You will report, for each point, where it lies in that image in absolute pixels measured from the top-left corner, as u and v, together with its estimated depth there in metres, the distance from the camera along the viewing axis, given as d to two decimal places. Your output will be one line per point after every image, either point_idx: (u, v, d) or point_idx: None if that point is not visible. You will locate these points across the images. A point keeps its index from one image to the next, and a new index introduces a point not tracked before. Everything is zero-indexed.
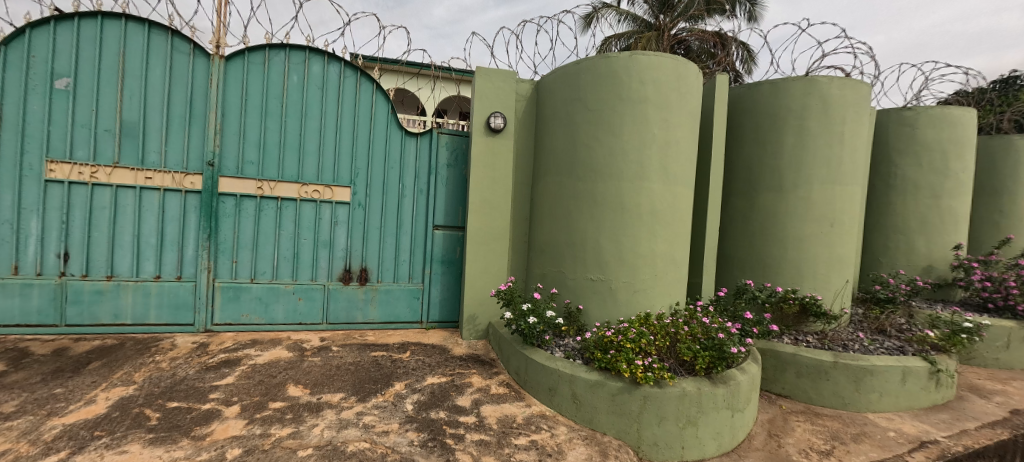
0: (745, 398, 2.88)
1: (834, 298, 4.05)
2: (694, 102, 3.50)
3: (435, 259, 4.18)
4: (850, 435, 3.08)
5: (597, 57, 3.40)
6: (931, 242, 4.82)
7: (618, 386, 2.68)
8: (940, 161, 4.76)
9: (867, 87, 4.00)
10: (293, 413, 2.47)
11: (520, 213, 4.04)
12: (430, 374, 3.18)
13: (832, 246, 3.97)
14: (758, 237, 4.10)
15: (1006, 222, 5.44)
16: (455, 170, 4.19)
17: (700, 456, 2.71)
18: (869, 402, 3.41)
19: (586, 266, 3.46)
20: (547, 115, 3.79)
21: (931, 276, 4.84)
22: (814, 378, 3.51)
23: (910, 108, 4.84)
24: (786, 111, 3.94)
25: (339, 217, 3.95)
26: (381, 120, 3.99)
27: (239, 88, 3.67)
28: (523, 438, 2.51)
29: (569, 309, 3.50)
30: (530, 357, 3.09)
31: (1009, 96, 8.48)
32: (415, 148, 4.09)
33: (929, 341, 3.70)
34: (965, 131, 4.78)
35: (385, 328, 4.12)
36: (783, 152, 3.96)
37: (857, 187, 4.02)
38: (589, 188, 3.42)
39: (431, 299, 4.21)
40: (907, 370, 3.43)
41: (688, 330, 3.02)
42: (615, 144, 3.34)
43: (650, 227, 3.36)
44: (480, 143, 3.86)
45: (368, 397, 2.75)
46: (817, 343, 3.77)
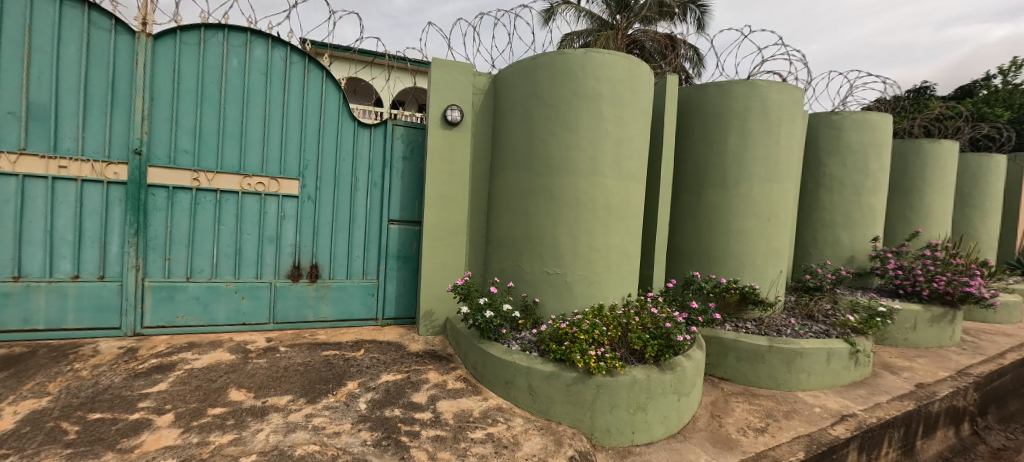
0: (690, 382, 3.04)
1: (770, 287, 4.36)
2: (645, 101, 3.61)
3: (391, 255, 4.08)
4: (782, 413, 3.34)
5: (553, 53, 3.43)
6: (853, 235, 5.29)
7: (572, 376, 2.75)
8: (861, 162, 5.22)
9: (801, 92, 4.30)
10: (235, 419, 2.33)
11: (478, 208, 4.01)
12: (385, 372, 3.11)
13: (769, 239, 4.26)
14: (705, 231, 4.32)
15: (914, 217, 6.06)
16: (411, 164, 4.09)
17: (649, 440, 2.84)
18: (799, 382, 3.72)
19: (543, 260, 3.50)
20: (504, 110, 3.78)
21: (853, 266, 5.33)
22: (752, 362, 3.77)
23: (838, 112, 5.25)
24: (730, 112, 4.17)
25: (286, 211, 3.75)
26: (331, 110, 3.82)
27: (170, 70, 3.38)
28: (479, 431, 2.52)
29: (526, 303, 3.54)
30: (487, 351, 3.10)
31: (920, 105, 9.44)
32: (368, 140, 3.95)
33: (850, 325, 4.08)
34: (882, 134, 5.26)
35: (338, 326, 3.99)
36: (726, 151, 4.19)
37: (792, 184, 4.33)
38: (545, 183, 3.45)
39: (386, 296, 4.11)
40: (831, 352, 3.76)
41: (638, 321, 3.16)
42: (571, 140, 3.40)
43: (603, 221, 3.45)
44: (436, 136, 3.80)
45: (318, 398, 2.64)
46: (754, 329, 4.05)
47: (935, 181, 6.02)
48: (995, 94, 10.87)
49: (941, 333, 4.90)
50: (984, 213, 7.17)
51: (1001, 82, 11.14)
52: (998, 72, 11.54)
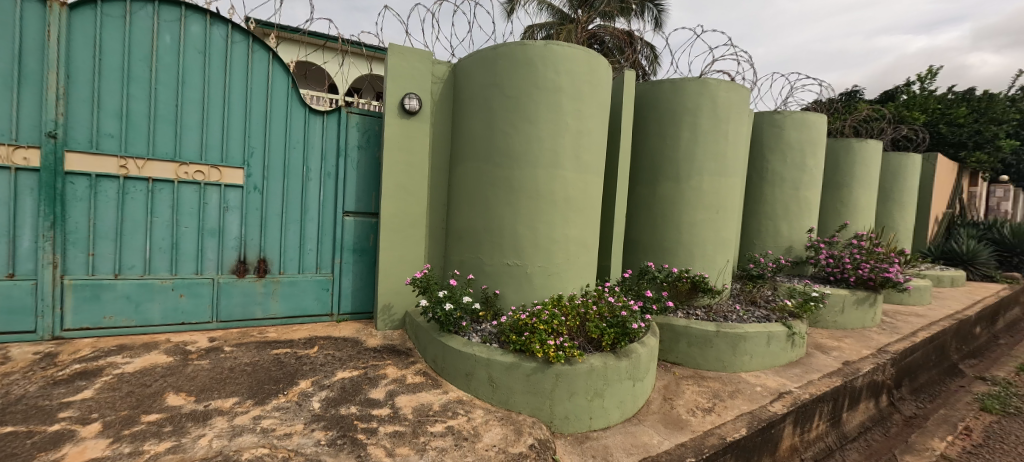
0: (644, 368, 3.16)
1: (718, 276, 4.59)
2: (604, 95, 3.66)
3: (346, 248, 3.93)
4: (727, 393, 3.55)
5: (513, 43, 3.40)
6: (792, 226, 5.67)
7: (531, 365, 2.78)
8: (800, 158, 5.58)
9: (747, 91, 4.52)
10: (173, 426, 2.18)
11: (437, 200, 3.93)
12: (340, 369, 3.01)
13: (718, 231, 4.48)
14: (659, 223, 4.48)
15: (844, 210, 6.58)
16: (366, 153, 3.94)
17: (605, 425, 2.93)
18: (743, 364, 3.96)
19: (503, 252, 3.50)
20: (464, 100, 3.71)
21: (791, 255, 5.72)
22: (701, 346, 3.97)
23: (779, 111, 5.57)
24: (683, 109, 4.31)
25: (230, 202, 3.52)
26: (279, 95, 3.61)
27: (90, 45, 3.06)
28: (439, 425, 2.50)
29: (486, 295, 3.53)
30: (447, 344, 3.07)
31: (852, 107, 10.23)
32: (320, 128, 3.77)
33: (787, 309, 4.39)
34: (818, 133, 5.64)
35: (290, 323, 3.81)
36: (679, 146, 4.35)
37: (739, 179, 4.56)
38: (506, 174, 3.44)
39: (342, 290, 3.97)
40: (771, 334, 4.02)
41: (596, 310, 3.24)
42: (532, 131, 3.39)
43: (563, 213, 3.48)
44: (394, 125, 3.68)
45: (268, 399, 2.52)
46: (704, 315, 4.26)
47: (862, 177, 6.55)
48: (913, 99, 11.96)
49: (865, 315, 5.37)
50: (902, 207, 7.90)
51: (919, 88, 12.25)
52: (917, 79, 12.67)
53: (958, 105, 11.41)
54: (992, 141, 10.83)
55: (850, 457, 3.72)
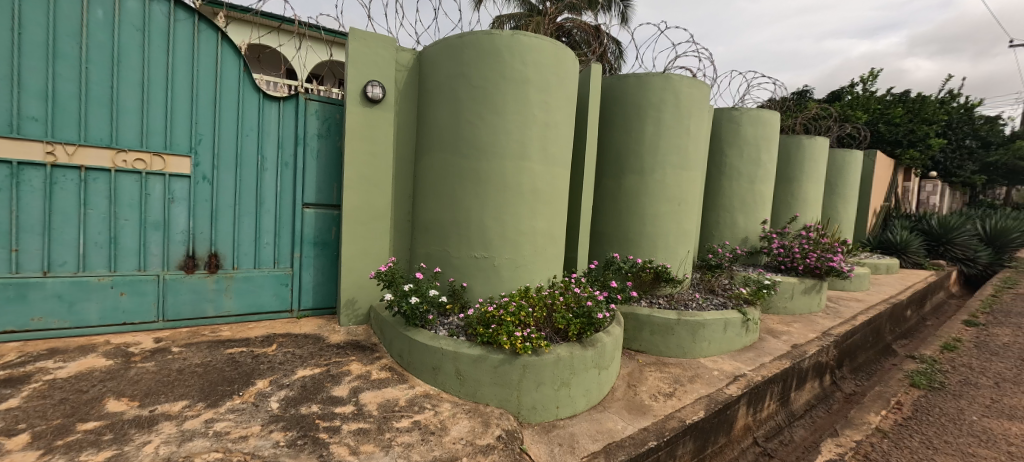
0: (609, 356, 3.22)
1: (680, 266, 4.75)
2: (570, 87, 3.66)
3: (305, 241, 3.78)
4: (687, 378, 3.69)
5: (480, 32, 3.33)
6: (747, 218, 5.93)
7: (499, 358, 2.78)
8: (756, 153, 5.83)
9: (708, 87, 4.65)
10: (114, 433, 2.03)
11: (403, 191, 3.83)
12: (301, 366, 2.90)
13: (680, 222, 4.63)
14: (624, 215, 4.57)
15: (795, 203, 6.95)
16: (327, 142, 3.78)
17: (572, 413, 2.98)
18: (701, 349, 4.12)
19: (470, 244, 3.47)
20: (429, 89, 3.62)
21: (746, 246, 5.99)
22: (663, 334, 4.10)
23: (737, 108, 5.78)
24: (647, 103, 4.39)
25: (175, 193, 3.30)
26: (230, 79, 3.39)
27: (6, 18, 2.76)
28: (405, 420, 2.46)
29: (453, 288, 3.49)
30: (414, 339, 3.01)
31: (802, 106, 10.79)
32: (276, 115, 3.59)
33: (742, 296, 4.60)
34: (772, 129, 5.89)
35: (245, 321, 3.63)
36: (643, 140, 4.43)
37: (699, 172, 4.71)
38: (472, 165, 3.39)
39: (302, 285, 3.82)
40: (728, 321, 4.21)
41: (562, 301, 3.28)
42: (499, 123, 3.36)
43: (530, 205, 3.48)
44: (355, 113, 3.54)
45: (221, 401, 2.39)
46: (666, 304, 4.41)
47: (811, 172, 6.93)
48: (857, 99, 12.74)
49: (812, 301, 5.72)
50: (846, 200, 8.43)
51: (862, 89, 13.07)
52: (860, 81, 13.50)
53: (895, 106, 12.26)
54: (924, 139, 11.73)
55: (798, 433, 3.97)
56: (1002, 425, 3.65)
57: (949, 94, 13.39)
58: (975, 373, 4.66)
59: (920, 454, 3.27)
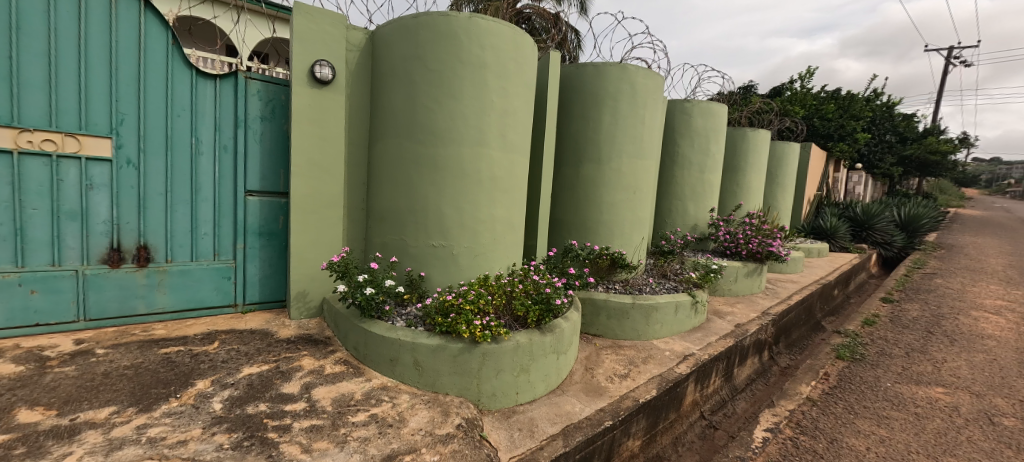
0: (567, 341, 3.28)
1: (634, 252, 4.91)
2: (529, 73, 3.62)
3: (249, 231, 3.56)
4: (641, 359, 3.83)
5: (435, 14, 3.21)
6: (697, 206, 6.21)
7: (458, 347, 2.76)
8: (706, 144, 6.07)
9: (662, 79, 4.77)
10: (28, 446, 1.84)
11: (356, 178, 3.67)
12: (247, 364, 2.75)
13: (635, 209, 4.76)
14: (583, 203, 4.63)
15: (740, 191, 7.34)
16: (271, 125, 3.55)
17: (531, 398, 3.02)
18: (654, 331, 4.30)
19: (427, 233, 3.39)
20: (383, 72, 3.46)
21: (696, 232, 6.28)
22: (619, 318, 4.22)
23: (688, 100, 5.97)
24: (605, 93, 4.44)
25: (94, 178, 2.98)
26: (156, 53, 3.09)
27: None
28: (361, 414, 2.39)
29: (411, 277, 3.42)
30: (370, 331, 2.92)
31: (748, 100, 11.36)
32: (212, 95, 3.32)
33: (692, 280, 4.83)
34: (721, 120, 6.15)
35: (183, 317, 3.38)
36: (601, 129, 4.49)
37: (653, 161, 4.85)
38: (429, 152, 3.30)
39: (246, 278, 3.60)
40: (679, 303, 4.39)
41: (521, 288, 3.29)
42: (456, 108, 3.28)
43: (489, 193, 3.44)
44: (303, 94, 3.33)
45: (155, 405, 2.22)
46: (621, 289, 4.55)
47: (755, 163, 7.33)
48: (795, 95, 13.59)
49: (755, 283, 6.08)
50: (784, 189, 9.01)
51: (800, 86, 13.96)
52: (799, 78, 14.38)
53: (828, 102, 13.19)
54: (852, 134, 12.73)
55: (740, 405, 4.24)
56: (911, 390, 4.08)
57: (873, 93, 14.56)
58: (890, 344, 5.17)
59: (843, 419, 3.59)
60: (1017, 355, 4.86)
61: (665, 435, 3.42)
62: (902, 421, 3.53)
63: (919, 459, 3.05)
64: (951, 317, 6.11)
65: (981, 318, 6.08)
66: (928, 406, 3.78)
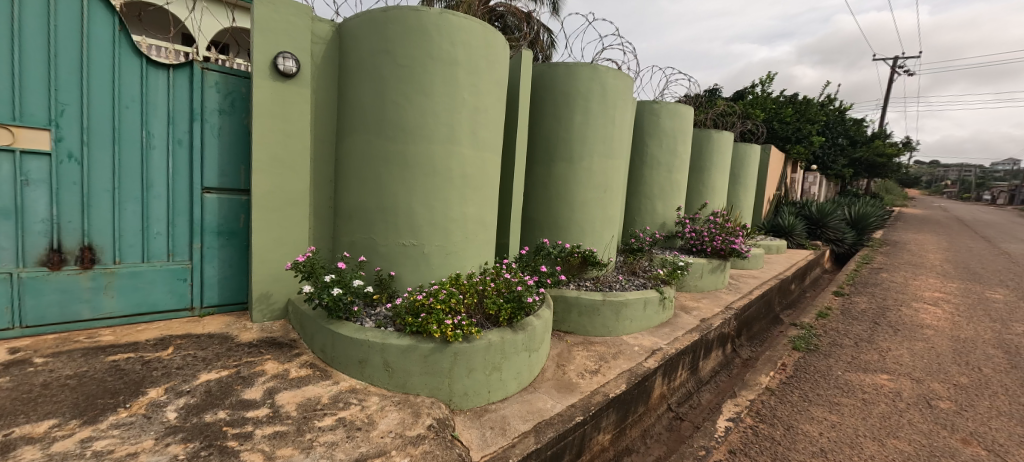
0: (539, 339, 3.29)
1: (605, 250, 4.99)
2: (500, 72, 3.61)
3: (207, 230, 3.39)
4: (611, 355, 3.90)
5: (405, 8, 3.15)
6: (664, 204, 6.39)
7: (429, 346, 2.72)
8: (673, 144, 6.23)
9: (632, 80, 4.86)
10: None
11: (323, 174, 3.56)
12: (205, 370, 2.62)
13: (605, 208, 4.83)
14: (554, 202, 4.66)
15: (705, 191, 7.59)
16: (230, 119, 3.39)
17: (503, 396, 3.02)
18: (624, 327, 4.38)
19: (397, 232, 3.33)
20: (351, 66, 3.37)
21: (664, 230, 6.48)
22: (589, 314, 4.28)
23: (657, 101, 6.10)
24: (576, 92, 4.47)
25: (31, 173, 2.76)
26: (102, 40, 2.89)
27: None
28: (328, 418, 2.32)
29: (380, 277, 3.35)
30: (337, 332, 2.84)
31: (713, 103, 11.76)
32: (165, 86, 3.14)
33: (659, 277, 4.96)
34: (687, 121, 6.32)
35: (133, 322, 3.19)
36: (572, 128, 4.52)
37: (623, 160, 4.93)
38: (399, 149, 3.24)
39: (204, 280, 3.43)
40: (647, 299, 4.49)
41: (493, 286, 3.29)
42: (427, 105, 3.23)
43: (460, 191, 3.41)
44: (265, 87, 3.20)
45: (101, 416, 2.08)
46: (592, 286, 4.61)
47: (719, 163, 7.58)
48: (756, 99, 14.16)
49: (719, 279, 6.30)
50: (746, 188, 9.38)
51: (760, 90, 14.56)
52: (759, 82, 14.97)
53: (786, 106, 13.83)
54: (808, 136, 13.39)
55: (705, 397, 4.39)
56: (860, 377, 4.34)
57: (827, 98, 15.35)
58: (841, 335, 5.47)
59: (799, 407, 3.77)
60: (951, 342, 5.25)
61: (633, 428, 3.49)
62: (851, 407, 3.74)
63: (867, 442, 3.24)
64: (895, 309, 6.53)
65: (921, 309, 6.53)
66: (874, 392, 4.03)
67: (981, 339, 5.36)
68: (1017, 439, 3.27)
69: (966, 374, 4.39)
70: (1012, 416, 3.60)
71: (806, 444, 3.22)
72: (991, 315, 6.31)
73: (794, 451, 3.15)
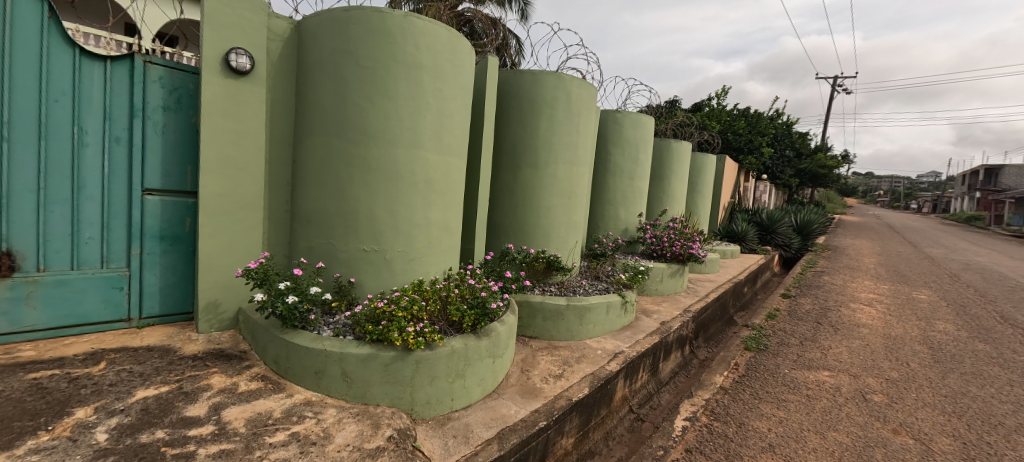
0: (503, 345, 3.27)
1: (569, 255, 5.06)
2: (465, 77, 3.59)
3: (147, 235, 3.16)
4: (575, 359, 3.94)
5: (368, 9, 3.07)
6: (627, 211, 6.57)
7: (390, 355, 2.64)
8: (635, 153, 6.41)
9: (595, 89, 4.97)
10: None
11: (279, 177, 3.40)
12: (142, 386, 2.43)
13: (569, 214, 4.90)
14: (520, 207, 4.68)
15: (665, 198, 7.85)
16: (176, 116, 3.19)
17: (467, 403, 2.98)
18: (587, 331, 4.44)
19: (358, 237, 3.23)
20: (310, 65, 3.25)
21: (626, 236, 6.66)
22: (553, 319, 4.32)
23: (619, 110, 6.26)
24: (542, 100, 4.52)
25: None
26: (28, 26, 2.65)
27: None
28: (280, 433, 2.21)
29: (339, 284, 3.23)
30: (292, 342, 2.72)
31: (672, 115, 12.21)
32: (101, 78, 2.91)
33: (621, 281, 5.07)
34: (648, 131, 6.51)
35: (60, 335, 2.92)
36: (538, 135, 4.56)
37: (586, 167, 5.03)
38: (361, 152, 3.15)
39: (143, 289, 3.20)
40: (610, 303, 4.57)
41: (457, 292, 3.25)
42: (390, 109, 3.16)
43: (424, 196, 3.36)
44: (215, 84, 3.03)
45: (18, 441, 1.89)
46: (557, 291, 4.66)
47: (678, 172, 7.87)
48: (713, 111, 14.86)
49: (678, 283, 6.51)
50: (703, 196, 9.79)
51: (716, 103, 15.30)
52: (715, 96, 15.71)
53: (739, 119, 14.59)
54: (758, 148, 14.17)
55: (664, 397, 4.51)
56: (804, 374, 4.60)
57: (776, 112, 16.32)
58: (788, 335, 5.79)
59: (750, 404, 3.95)
60: (884, 339, 5.67)
61: (596, 430, 3.54)
62: (797, 403, 3.96)
63: (810, 435, 3.43)
64: (836, 310, 6.98)
65: (858, 309, 7.02)
66: (817, 387, 4.28)
67: (909, 336, 5.82)
68: (939, 428, 3.56)
69: (897, 369, 4.74)
70: (936, 406, 3.92)
71: (756, 440, 3.38)
72: (917, 314, 6.87)
73: (746, 447, 3.29)
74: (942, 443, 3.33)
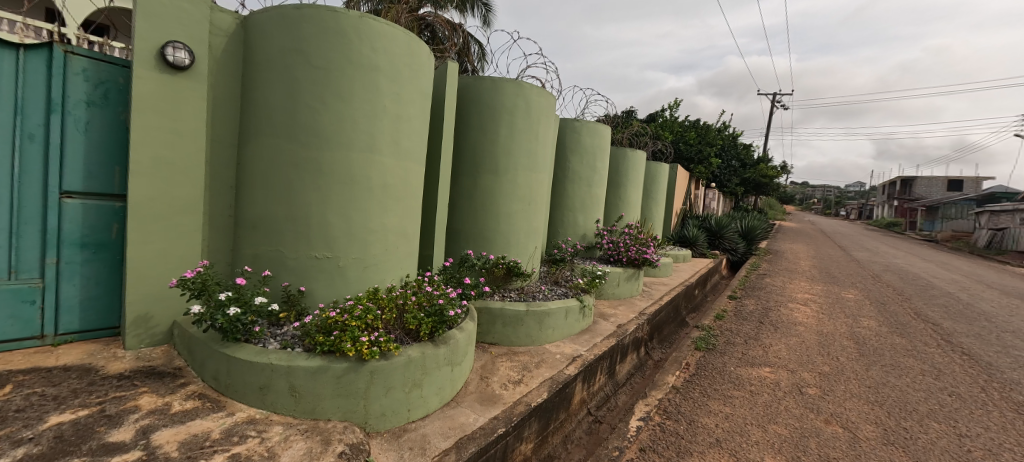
0: (462, 352, 3.22)
1: (528, 261, 5.10)
2: (423, 82, 3.54)
3: (64, 242, 2.86)
4: (534, 364, 3.95)
5: (321, 7, 2.97)
6: (585, 217, 6.70)
7: (343, 366, 2.53)
8: (593, 161, 6.56)
9: (554, 98, 5.05)
10: None
11: (221, 180, 3.19)
12: (57, 410, 2.19)
13: (529, 220, 4.94)
14: (479, 213, 4.66)
15: (622, 205, 8.09)
16: (101, 113, 2.92)
17: (424, 414, 2.91)
18: (546, 336, 4.47)
19: (309, 243, 3.09)
20: (257, 63, 3.09)
21: (585, 241, 6.79)
22: (513, 324, 4.31)
23: (578, 119, 6.39)
24: (501, 107, 4.53)
25: None
26: None
27: None
28: (219, 455, 2.05)
29: (288, 293, 3.08)
30: (233, 357, 2.54)
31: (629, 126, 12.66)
32: (13, 69, 2.64)
33: (580, 286, 5.15)
34: (605, 140, 6.69)
35: None
36: (498, 141, 4.57)
37: (545, 174, 5.09)
38: (313, 156, 3.02)
39: (60, 302, 2.89)
40: (569, 308, 4.62)
41: (414, 300, 3.19)
42: (345, 111, 3.06)
43: (380, 201, 3.27)
44: (148, 80, 2.81)
45: None
46: (516, 297, 4.66)
47: (633, 179, 8.13)
48: (666, 122, 15.54)
49: (634, 286, 6.70)
50: (657, 203, 10.17)
51: (669, 114, 16.01)
52: (668, 107, 16.42)
53: (689, 130, 15.35)
54: (707, 158, 14.93)
55: (621, 398, 4.62)
56: (749, 371, 4.86)
57: (722, 124, 17.29)
58: (734, 334, 6.10)
59: (699, 401, 4.12)
60: (817, 336, 6.10)
61: (555, 434, 3.56)
62: (741, 398, 4.17)
63: (753, 429, 3.62)
64: (776, 310, 7.44)
65: (795, 309, 7.51)
66: (759, 383, 4.54)
67: (839, 332, 6.30)
68: (864, 416, 3.87)
69: (828, 363, 5.11)
70: (861, 397, 4.26)
71: (705, 436, 3.52)
72: (846, 312, 7.46)
73: (695, 443, 3.43)
74: (867, 430, 3.62)
